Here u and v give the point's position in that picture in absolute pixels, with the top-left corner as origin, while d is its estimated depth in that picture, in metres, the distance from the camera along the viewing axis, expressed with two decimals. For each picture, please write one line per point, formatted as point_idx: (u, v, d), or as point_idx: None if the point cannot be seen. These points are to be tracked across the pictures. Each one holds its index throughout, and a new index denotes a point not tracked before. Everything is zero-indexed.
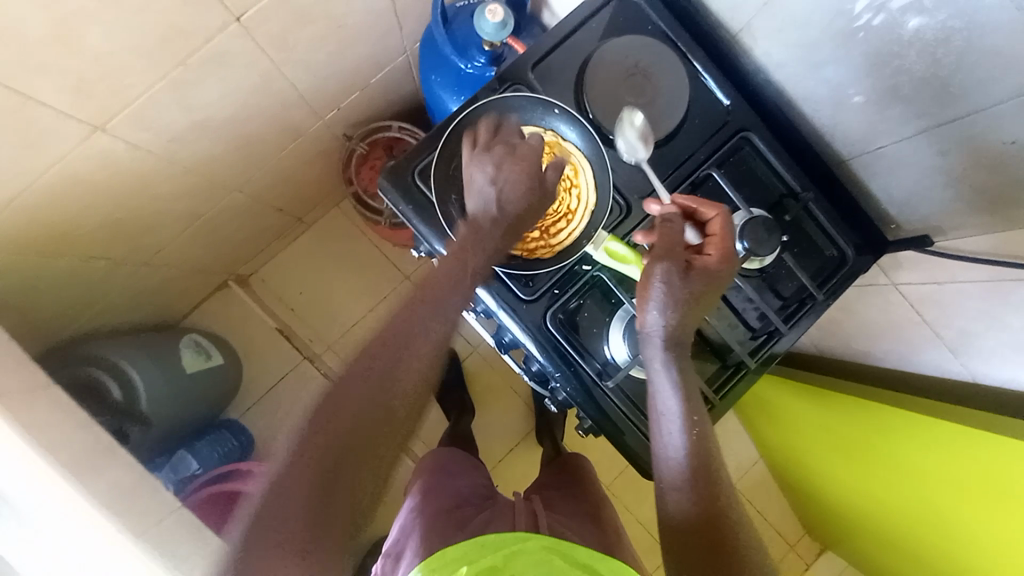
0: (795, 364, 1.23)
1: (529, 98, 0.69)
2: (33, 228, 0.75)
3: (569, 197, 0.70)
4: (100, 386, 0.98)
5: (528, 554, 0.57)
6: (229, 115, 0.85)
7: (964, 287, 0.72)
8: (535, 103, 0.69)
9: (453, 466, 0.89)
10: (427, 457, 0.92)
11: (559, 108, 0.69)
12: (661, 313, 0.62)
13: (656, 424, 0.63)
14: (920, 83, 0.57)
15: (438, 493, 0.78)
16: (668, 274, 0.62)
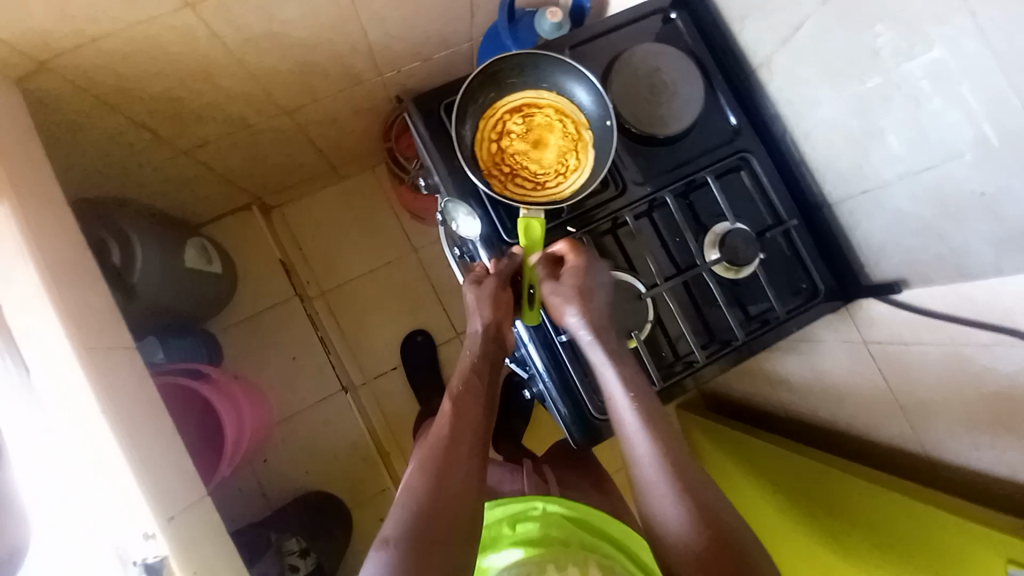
0: (761, 423, 1.21)
1: (542, 58, 0.74)
2: (102, 76, 0.84)
3: (555, 176, 0.75)
4: (105, 246, 1.04)
5: (548, 517, 0.74)
6: (302, 38, 0.95)
7: (927, 349, 0.72)
8: (551, 63, 0.74)
9: None
10: None
11: (576, 72, 0.74)
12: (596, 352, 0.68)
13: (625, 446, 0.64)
14: (902, 130, 0.62)
15: None
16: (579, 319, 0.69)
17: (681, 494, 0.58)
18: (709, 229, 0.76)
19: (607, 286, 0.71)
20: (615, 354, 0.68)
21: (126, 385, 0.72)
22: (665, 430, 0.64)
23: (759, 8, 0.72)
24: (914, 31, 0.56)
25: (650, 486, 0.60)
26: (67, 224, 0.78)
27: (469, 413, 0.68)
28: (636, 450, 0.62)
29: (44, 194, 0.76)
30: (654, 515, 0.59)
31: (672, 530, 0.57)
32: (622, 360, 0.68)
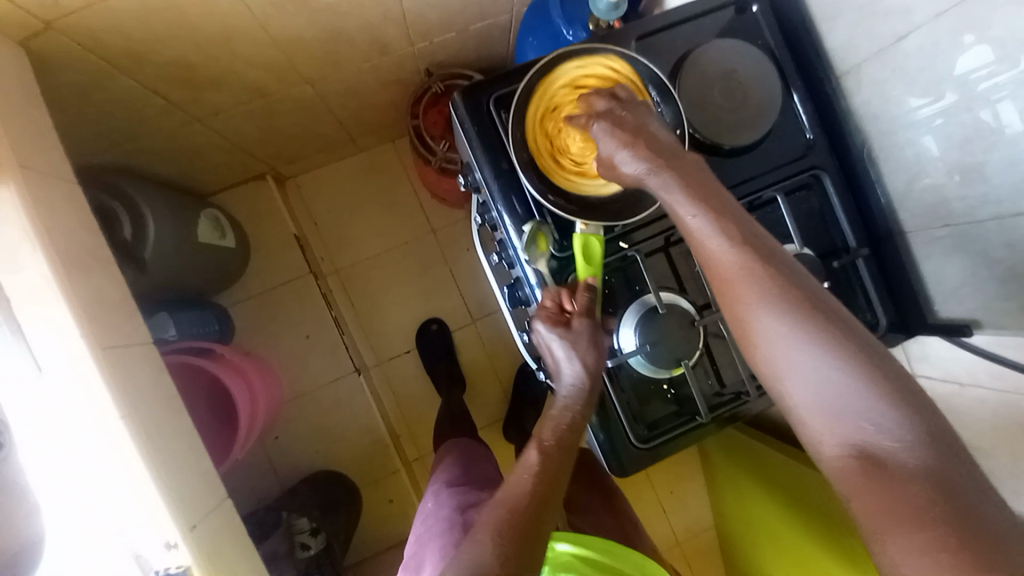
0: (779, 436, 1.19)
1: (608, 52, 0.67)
2: (111, 36, 0.75)
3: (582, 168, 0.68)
4: (114, 217, 0.97)
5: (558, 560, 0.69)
6: (332, 3, 0.86)
7: (984, 394, 0.69)
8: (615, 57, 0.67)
9: (473, 457, 0.97)
10: (446, 450, 1.01)
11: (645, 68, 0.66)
12: (772, 327, 0.53)
13: (847, 433, 0.49)
14: (1004, 170, 0.55)
15: (469, 479, 0.89)
16: (745, 279, 0.54)
17: (887, 416, 0.47)
18: None
19: (723, 196, 0.58)
20: (764, 279, 0.53)
21: (143, 385, 0.68)
22: (902, 407, 0.47)
23: (856, 10, 0.64)
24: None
25: (833, 415, 0.50)
26: (77, 202, 0.72)
27: (553, 479, 0.63)
28: (797, 373, 0.52)
29: (52, 169, 0.70)
30: (860, 450, 0.48)
31: (891, 474, 0.45)
32: (809, 321, 0.51)
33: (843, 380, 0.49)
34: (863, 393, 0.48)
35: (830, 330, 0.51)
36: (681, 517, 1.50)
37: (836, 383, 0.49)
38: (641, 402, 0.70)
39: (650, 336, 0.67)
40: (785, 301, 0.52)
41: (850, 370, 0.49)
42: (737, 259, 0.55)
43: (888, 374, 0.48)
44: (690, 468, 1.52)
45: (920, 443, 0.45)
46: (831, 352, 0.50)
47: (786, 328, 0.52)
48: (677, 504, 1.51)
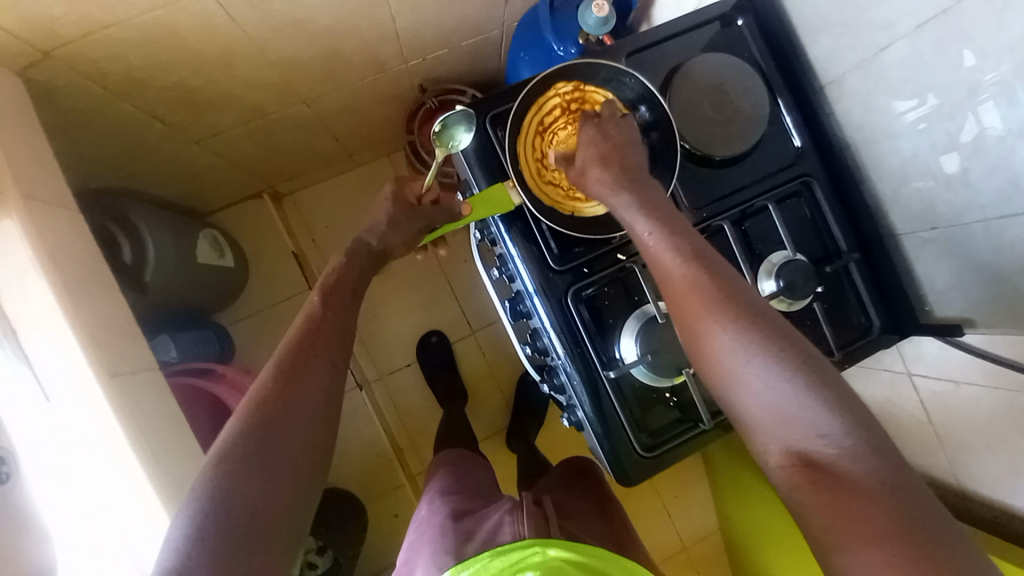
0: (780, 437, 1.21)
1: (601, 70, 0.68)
2: (111, 63, 0.76)
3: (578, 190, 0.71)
4: (115, 241, 0.98)
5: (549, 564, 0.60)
6: (328, 25, 0.87)
7: (978, 392, 0.71)
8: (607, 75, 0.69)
9: (468, 469, 0.95)
10: (440, 461, 0.99)
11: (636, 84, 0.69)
12: (715, 330, 0.54)
13: (786, 436, 0.49)
14: (989, 173, 0.57)
15: (463, 489, 0.87)
16: (698, 285, 0.56)
17: (825, 422, 0.48)
18: (765, 259, 0.72)
19: (679, 217, 0.62)
20: (715, 286, 0.56)
21: (151, 412, 0.69)
22: (840, 409, 0.48)
23: (838, 22, 0.66)
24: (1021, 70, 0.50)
25: (781, 419, 0.50)
26: (80, 229, 0.72)
27: (307, 339, 0.67)
28: (740, 382, 0.52)
29: (55, 197, 0.71)
30: (804, 457, 0.48)
31: (830, 476, 0.46)
32: (754, 326, 0.53)
33: (781, 389, 0.50)
34: (800, 398, 0.49)
35: (770, 337, 0.52)
36: (686, 521, 1.51)
37: (772, 391, 0.50)
38: (643, 410, 0.71)
39: (650, 346, 0.68)
40: (733, 309, 0.54)
41: (784, 377, 0.50)
42: (691, 269, 0.57)
43: (824, 383, 0.50)
44: (693, 472, 1.53)
45: (853, 446, 0.46)
46: (773, 356, 0.51)
47: (729, 336, 0.53)
48: (682, 509, 1.51)
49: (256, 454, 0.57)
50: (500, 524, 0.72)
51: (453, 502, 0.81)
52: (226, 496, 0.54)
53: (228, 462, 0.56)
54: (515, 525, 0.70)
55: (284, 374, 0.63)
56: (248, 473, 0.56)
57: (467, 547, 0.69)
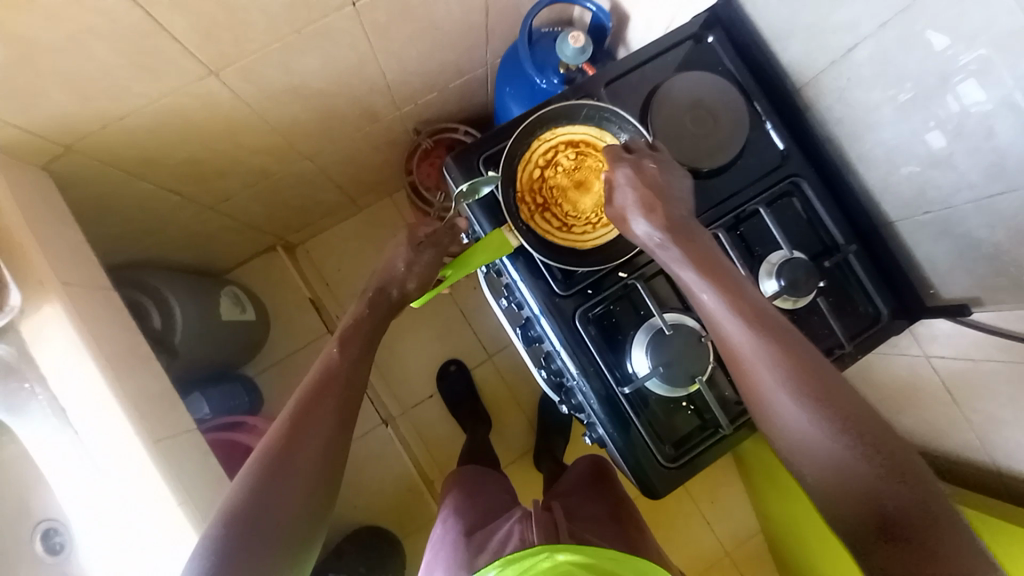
0: None
1: (584, 104, 0.72)
2: (128, 148, 0.82)
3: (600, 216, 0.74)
4: (143, 310, 1.03)
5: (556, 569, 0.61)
6: (322, 88, 0.93)
7: (998, 367, 0.70)
8: (589, 108, 0.72)
9: (483, 480, 0.94)
10: (455, 475, 0.97)
11: (617, 113, 0.72)
12: (788, 397, 0.56)
13: (853, 497, 0.52)
14: (973, 154, 0.59)
15: (478, 501, 0.86)
16: (759, 345, 0.58)
17: (899, 493, 0.50)
18: (764, 260, 0.74)
19: (731, 273, 0.63)
20: (778, 348, 0.58)
21: (193, 470, 0.73)
22: (909, 478, 0.51)
23: (807, 27, 0.69)
24: (994, 50, 0.52)
25: (850, 485, 0.52)
26: (114, 306, 0.77)
27: (329, 376, 0.70)
28: (813, 442, 0.55)
29: (87, 278, 0.76)
30: (883, 522, 0.50)
31: (905, 538, 0.49)
32: (823, 390, 0.56)
33: (853, 453, 0.52)
34: (828, 422, 0.54)
35: (841, 401, 0.55)
36: (725, 524, 1.49)
37: (806, 411, 0.55)
38: (662, 422, 0.73)
39: (662, 357, 0.70)
40: (795, 372, 0.56)
41: (820, 402, 0.55)
42: (750, 331, 0.59)
43: (895, 447, 0.52)
44: (727, 474, 1.51)
45: (931, 514, 0.49)
46: (838, 424, 0.54)
47: (767, 356, 0.58)
48: (720, 513, 1.49)
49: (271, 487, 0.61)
50: (510, 533, 0.72)
51: (468, 516, 0.81)
52: (231, 535, 0.57)
53: (237, 506, 0.59)
54: (523, 534, 0.71)
55: (292, 425, 0.65)
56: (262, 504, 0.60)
57: (478, 559, 0.70)
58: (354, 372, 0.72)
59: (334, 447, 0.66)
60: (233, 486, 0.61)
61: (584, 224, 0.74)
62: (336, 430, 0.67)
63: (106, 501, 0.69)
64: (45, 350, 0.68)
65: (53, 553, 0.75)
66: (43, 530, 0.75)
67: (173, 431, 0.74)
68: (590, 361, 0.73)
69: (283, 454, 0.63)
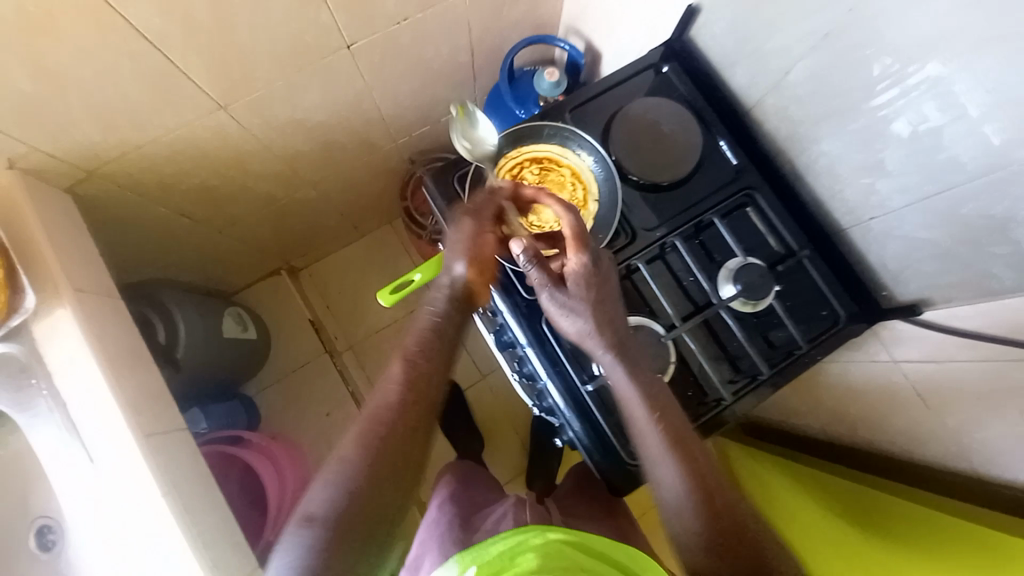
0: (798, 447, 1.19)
1: (546, 124, 0.79)
2: (146, 174, 0.92)
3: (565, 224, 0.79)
4: (151, 325, 1.10)
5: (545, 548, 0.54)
6: (322, 120, 1.03)
7: (962, 366, 0.70)
8: (551, 128, 0.79)
9: (474, 476, 0.96)
10: (449, 467, 0.99)
11: (578, 134, 0.79)
12: (665, 470, 0.65)
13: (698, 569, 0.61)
14: (904, 160, 0.64)
15: (466, 494, 0.88)
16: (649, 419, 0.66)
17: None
18: (723, 265, 0.78)
19: (636, 351, 0.71)
20: (666, 426, 0.67)
21: (182, 466, 0.77)
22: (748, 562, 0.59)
23: (749, 55, 0.77)
24: (909, 63, 0.58)
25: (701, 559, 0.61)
26: (120, 314, 0.84)
27: (420, 391, 0.69)
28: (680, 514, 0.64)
29: (98, 287, 0.83)
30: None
31: None
32: (695, 473, 0.65)
33: (706, 531, 0.62)
34: (679, 460, 0.65)
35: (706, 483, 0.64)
36: None
37: (676, 468, 0.65)
38: (626, 421, 0.75)
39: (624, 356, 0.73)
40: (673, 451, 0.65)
41: (688, 464, 0.65)
42: (645, 406, 0.67)
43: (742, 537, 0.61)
44: None
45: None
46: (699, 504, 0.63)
47: (640, 401, 0.67)
48: None
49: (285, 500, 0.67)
50: (504, 515, 0.77)
51: (459, 503, 0.84)
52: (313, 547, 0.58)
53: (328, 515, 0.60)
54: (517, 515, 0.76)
55: (371, 436, 0.65)
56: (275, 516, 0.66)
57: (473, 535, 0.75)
58: (424, 377, 0.70)
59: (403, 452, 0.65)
60: (321, 495, 0.62)
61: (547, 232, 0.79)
62: (406, 439, 0.66)
63: (98, 492, 0.73)
64: (53, 349, 0.75)
65: (46, 549, 0.80)
66: (38, 527, 0.80)
67: (164, 429, 0.78)
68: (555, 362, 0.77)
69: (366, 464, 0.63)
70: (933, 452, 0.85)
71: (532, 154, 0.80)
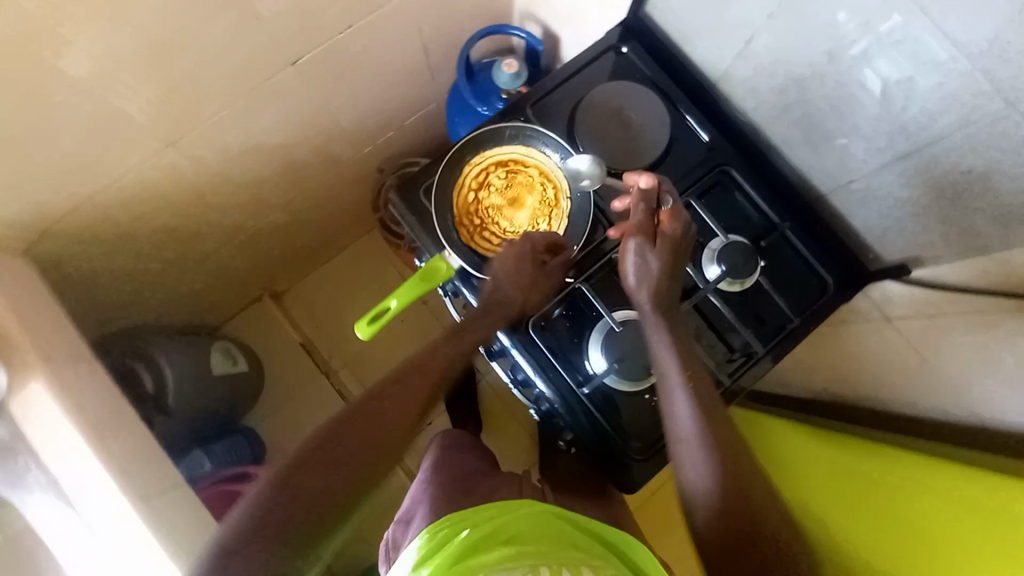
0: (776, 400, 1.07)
1: (505, 126, 0.77)
2: (105, 224, 0.88)
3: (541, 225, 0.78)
4: (136, 375, 1.10)
5: (529, 516, 0.64)
6: (279, 142, 0.99)
7: (954, 320, 0.66)
8: (511, 129, 0.77)
9: (468, 446, 0.94)
10: (441, 435, 0.97)
11: (543, 134, 0.77)
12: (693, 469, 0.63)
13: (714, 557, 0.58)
14: (878, 120, 0.62)
15: (453, 464, 0.86)
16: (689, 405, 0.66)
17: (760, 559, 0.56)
18: (706, 247, 0.76)
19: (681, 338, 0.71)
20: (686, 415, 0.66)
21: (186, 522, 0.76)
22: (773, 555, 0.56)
23: (708, 28, 0.74)
24: (873, 22, 0.56)
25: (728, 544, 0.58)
26: (98, 373, 0.82)
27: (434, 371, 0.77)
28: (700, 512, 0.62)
29: (70, 350, 0.80)
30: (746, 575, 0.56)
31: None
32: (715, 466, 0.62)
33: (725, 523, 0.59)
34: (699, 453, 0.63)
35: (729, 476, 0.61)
36: None
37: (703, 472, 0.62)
38: (626, 419, 0.74)
39: (615, 354, 0.73)
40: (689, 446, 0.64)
41: (712, 458, 0.63)
42: (684, 391, 0.66)
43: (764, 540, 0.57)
44: None
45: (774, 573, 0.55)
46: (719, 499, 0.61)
47: (679, 385, 0.67)
48: None
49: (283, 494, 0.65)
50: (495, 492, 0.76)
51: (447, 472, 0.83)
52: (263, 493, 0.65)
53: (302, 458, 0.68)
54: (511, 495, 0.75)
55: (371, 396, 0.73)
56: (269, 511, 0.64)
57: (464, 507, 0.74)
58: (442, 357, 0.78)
59: (374, 426, 0.72)
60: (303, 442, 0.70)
61: (522, 238, 0.77)
62: (417, 405, 0.74)
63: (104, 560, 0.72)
64: (37, 423, 0.74)
65: None
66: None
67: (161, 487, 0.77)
68: (546, 368, 0.75)
69: (342, 420, 0.71)
70: (922, 410, 0.80)
71: (501, 155, 0.77)
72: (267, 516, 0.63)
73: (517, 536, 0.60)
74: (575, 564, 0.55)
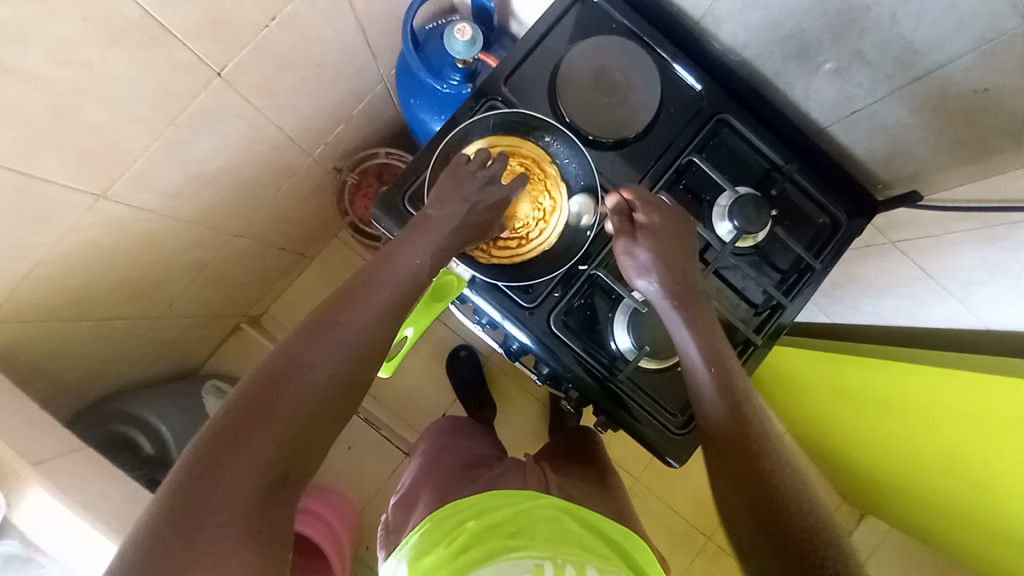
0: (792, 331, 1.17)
1: (491, 116, 0.70)
2: (53, 299, 0.78)
3: (546, 202, 0.72)
4: (133, 441, 1.02)
5: (539, 509, 0.63)
6: (223, 166, 0.87)
7: (961, 237, 0.68)
8: (497, 117, 0.71)
9: (466, 429, 0.94)
10: (438, 420, 0.96)
11: (533, 117, 0.71)
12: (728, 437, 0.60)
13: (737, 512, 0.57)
14: (883, 46, 0.58)
15: (455, 451, 0.84)
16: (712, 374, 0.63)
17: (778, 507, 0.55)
18: (715, 204, 0.72)
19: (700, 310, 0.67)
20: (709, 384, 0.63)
21: None
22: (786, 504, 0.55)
23: None
24: None
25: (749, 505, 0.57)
26: (97, 462, 0.76)
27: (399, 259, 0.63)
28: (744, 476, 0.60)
29: (58, 446, 0.73)
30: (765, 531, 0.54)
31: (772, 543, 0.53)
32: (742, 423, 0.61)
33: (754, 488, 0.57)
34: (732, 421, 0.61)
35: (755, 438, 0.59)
36: None
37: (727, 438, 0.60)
38: (662, 395, 0.73)
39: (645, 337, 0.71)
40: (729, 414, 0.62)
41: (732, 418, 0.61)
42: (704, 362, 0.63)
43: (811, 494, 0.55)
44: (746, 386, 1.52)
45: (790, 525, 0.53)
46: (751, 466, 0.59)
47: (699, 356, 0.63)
48: None
49: (222, 463, 0.46)
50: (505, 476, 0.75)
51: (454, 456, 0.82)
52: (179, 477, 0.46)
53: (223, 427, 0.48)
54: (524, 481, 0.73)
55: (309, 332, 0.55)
56: (197, 495, 0.44)
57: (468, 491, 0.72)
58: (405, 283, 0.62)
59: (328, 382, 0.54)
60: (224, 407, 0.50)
61: (535, 225, 0.73)
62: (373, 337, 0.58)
63: None
64: (45, 533, 0.67)
65: None
66: None
67: None
68: (576, 359, 0.72)
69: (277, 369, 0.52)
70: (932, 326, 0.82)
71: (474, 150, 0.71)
72: (200, 495, 0.45)
73: (524, 529, 0.59)
74: (580, 563, 0.56)
